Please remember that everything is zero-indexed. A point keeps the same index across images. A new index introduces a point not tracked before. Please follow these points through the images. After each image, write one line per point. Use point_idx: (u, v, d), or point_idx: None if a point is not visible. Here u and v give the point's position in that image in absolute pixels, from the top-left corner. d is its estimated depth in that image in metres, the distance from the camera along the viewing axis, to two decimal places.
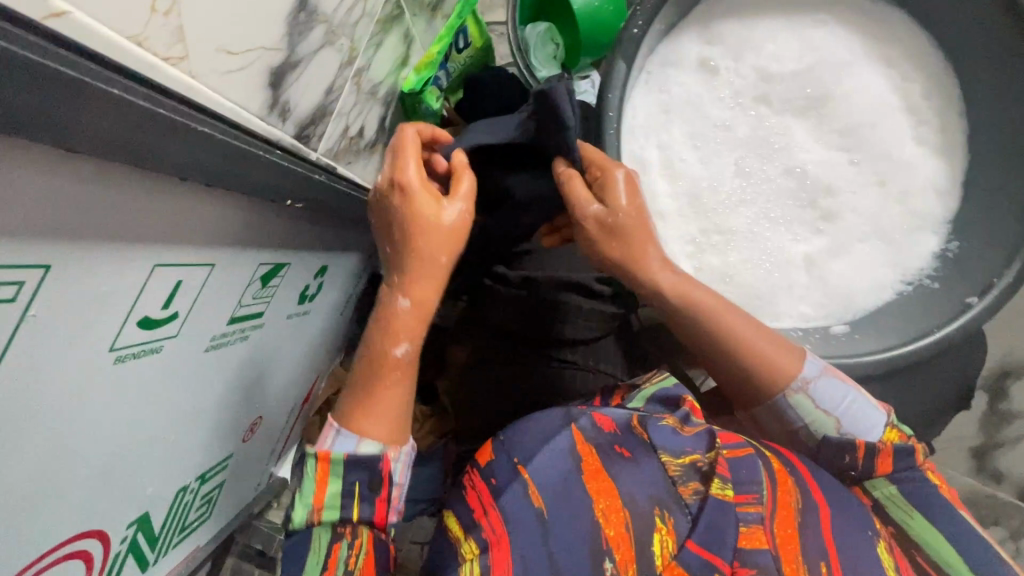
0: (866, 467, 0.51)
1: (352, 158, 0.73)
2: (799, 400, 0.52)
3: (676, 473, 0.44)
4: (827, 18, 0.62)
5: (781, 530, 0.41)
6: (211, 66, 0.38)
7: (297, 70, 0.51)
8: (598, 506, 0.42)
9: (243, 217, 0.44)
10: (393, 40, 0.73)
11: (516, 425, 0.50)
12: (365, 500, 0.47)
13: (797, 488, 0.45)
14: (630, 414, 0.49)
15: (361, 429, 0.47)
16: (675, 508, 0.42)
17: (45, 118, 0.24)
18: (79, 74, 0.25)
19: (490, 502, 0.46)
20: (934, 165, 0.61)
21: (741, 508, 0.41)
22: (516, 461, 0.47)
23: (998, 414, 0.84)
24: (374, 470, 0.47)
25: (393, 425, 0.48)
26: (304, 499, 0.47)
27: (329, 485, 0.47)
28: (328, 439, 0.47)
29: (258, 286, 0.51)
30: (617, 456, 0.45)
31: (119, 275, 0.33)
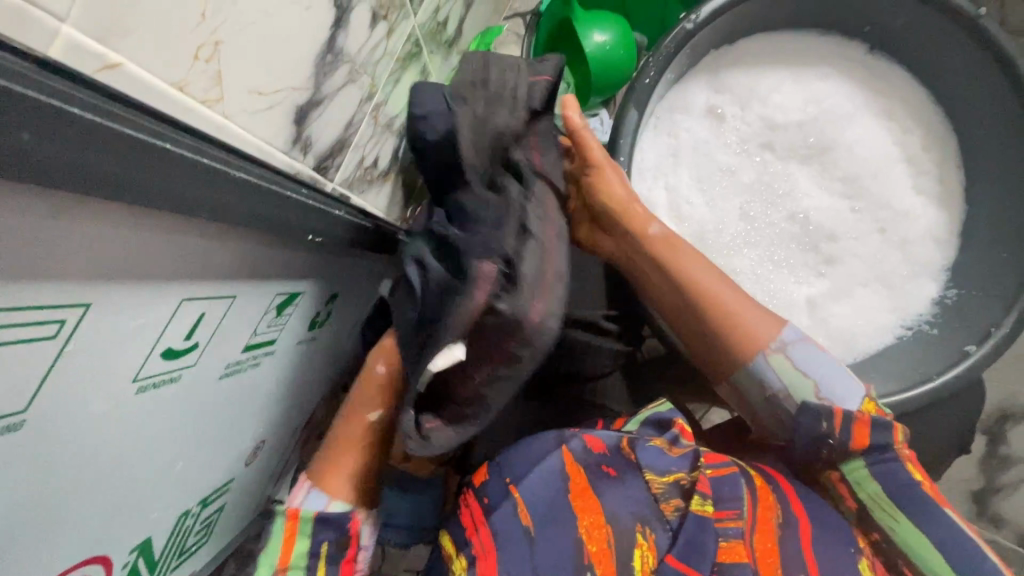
0: (845, 434, 0.48)
1: (366, 187, 0.75)
2: (776, 360, 0.51)
3: (659, 491, 0.46)
4: (831, 71, 0.65)
5: (759, 545, 0.42)
6: (244, 107, 0.40)
7: (321, 107, 0.53)
8: (582, 523, 0.43)
9: (266, 249, 0.45)
10: (410, 76, 0.76)
11: (512, 445, 0.49)
12: (331, 562, 0.49)
13: (779, 505, 0.45)
14: (620, 436, 0.49)
15: (330, 490, 0.51)
16: (656, 525, 0.44)
17: (77, 166, 0.25)
18: (136, 131, 0.28)
19: (483, 519, 0.44)
20: (933, 214, 0.63)
21: (720, 523, 0.42)
22: (508, 480, 0.46)
23: (997, 458, 0.85)
24: (342, 530, 0.49)
25: (361, 485, 0.52)
26: (269, 561, 0.48)
27: (297, 544, 0.48)
28: (297, 500, 0.50)
29: (273, 314, 0.52)
30: (604, 475, 0.46)
31: (149, 308, 0.34)
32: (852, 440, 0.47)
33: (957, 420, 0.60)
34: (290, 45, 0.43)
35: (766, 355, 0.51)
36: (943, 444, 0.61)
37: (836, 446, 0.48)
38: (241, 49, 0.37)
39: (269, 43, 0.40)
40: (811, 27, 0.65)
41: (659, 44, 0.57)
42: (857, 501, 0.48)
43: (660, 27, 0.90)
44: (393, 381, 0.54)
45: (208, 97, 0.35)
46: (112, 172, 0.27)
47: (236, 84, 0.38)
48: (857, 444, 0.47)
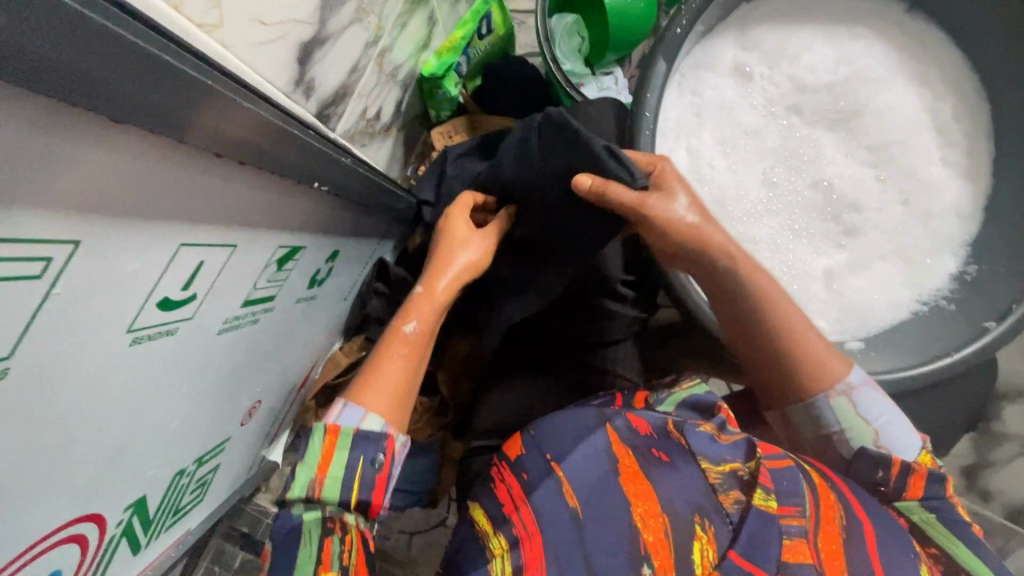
0: (900, 484, 0.46)
1: (368, 139, 0.71)
2: (839, 403, 0.50)
3: (716, 481, 0.42)
4: (864, 32, 0.62)
5: (824, 545, 0.37)
6: (244, 35, 0.36)
7: (325, 46, 0.49)
8: (636, 510, 0.41)
9: (269, 198, 0.42)
10: (417, 22, 0.71)
11: (546, 421, 0.50)
12: (366, 482, 0.43)
13: (840, 504, 0.41)
14: (666, 418, 0.48)
15: (365, 401, 0.45)
16: (715, 517, 0.40)
17: (83, 80, 0.22)
18: (141, 42, 0.24)
19: (522, 497, 0.45)
20: (959, 186, 0.61)
21: (784, 520, 0.38)
22: (550, 458, 0.47)
23: (989, 434, 0.86)
24: (379, 446, 0.44)
25: (394, 401, 0.46)
26: (307, 467, 0.43)
27: (336, 454, 0.43)
28: (338, 410, 0.45)
29: (273, 268, 0.49)
30: (655, 459, 0.44)
31: (146, 253, 0.31)
32: (907, 490, 0.46)
33: (967, 396, 0.60)
34: None
35: (830, 396, 0.50)
36: (952, 421, 0.60)
37: (886, 493, 0.47)
38: None
39: None
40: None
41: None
42: (909, 519, 0.46)
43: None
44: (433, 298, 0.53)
45: (206, 20, 0.32)
46: (122, 91, 0.24)
47: (237, 8, 0.35)
48: (910, 493, 0.46)
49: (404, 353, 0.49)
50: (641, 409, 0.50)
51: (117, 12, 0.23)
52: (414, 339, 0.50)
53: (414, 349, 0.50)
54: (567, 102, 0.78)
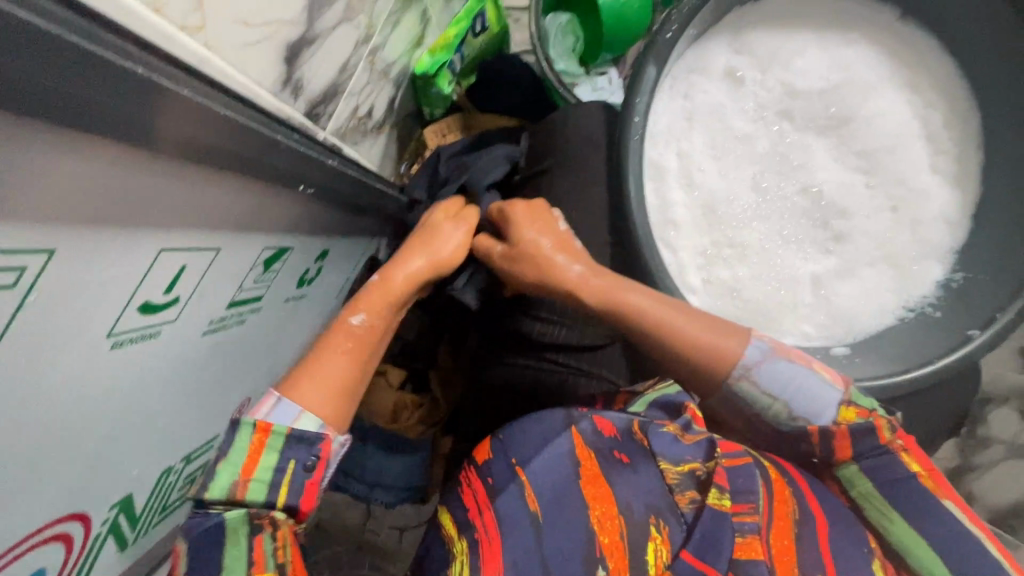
0: (830, 453, 0.48)
1: (360, 138, 0.71)
2: (742, 386, 0.49)
3: (674, 481, 0.44)
4: (857, 37, 0.62)
5: (776, 542, 0.39)
6: (227, 37, 0.36)
7: (314, 46, 0.49)
8: (592, 513, 0.42)
9: (254, 199, 0.42)
10: (409, 20, 0.71)
11: (515, 425, 0.49)
12: (295, 486, 0.42)
13: (794, 499, 0.43)
14: (631, 419, 0.48)
15: (301, 399, 0.43)
16: (670, 517, 0.42)
17: (56, 96, 0.22)
18: (111, 57, 0.24)
19: (486, 502, 0.45)
20: (948, 193, 0.61)
21: (736, 518, 0.40)
22: (514, 462, 0.46)
23: (975, 438, 0.86)
24: (312, 449, 0.42)
25: (332, 396, 0.44)
26: (231, 468, 0.41)
27: (264, 454, 0.41)
28: (263, 410, 0.42)
29: (261, 269, 0.49)
30: (615, 462, 0.45)
31: (127, 259, 0.31)
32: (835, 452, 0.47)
33: (952, 402, 0.60)
34: None
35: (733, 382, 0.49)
36: (936, 427, 0.61)
37: (823, 461, 0.49)
38: None
39: None
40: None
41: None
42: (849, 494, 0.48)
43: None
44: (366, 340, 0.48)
45: (188, 24, 0.32)
46: (98, 105, 0.24)
47: (222, 12, 0.35)
48: (840, 457, 0.47)
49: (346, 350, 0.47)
50: (607, 410, 0.50)
51: (91, 27, 0.24)
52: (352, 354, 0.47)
53: (359, 341, 0.48)
54: (560, 103, 0.78)
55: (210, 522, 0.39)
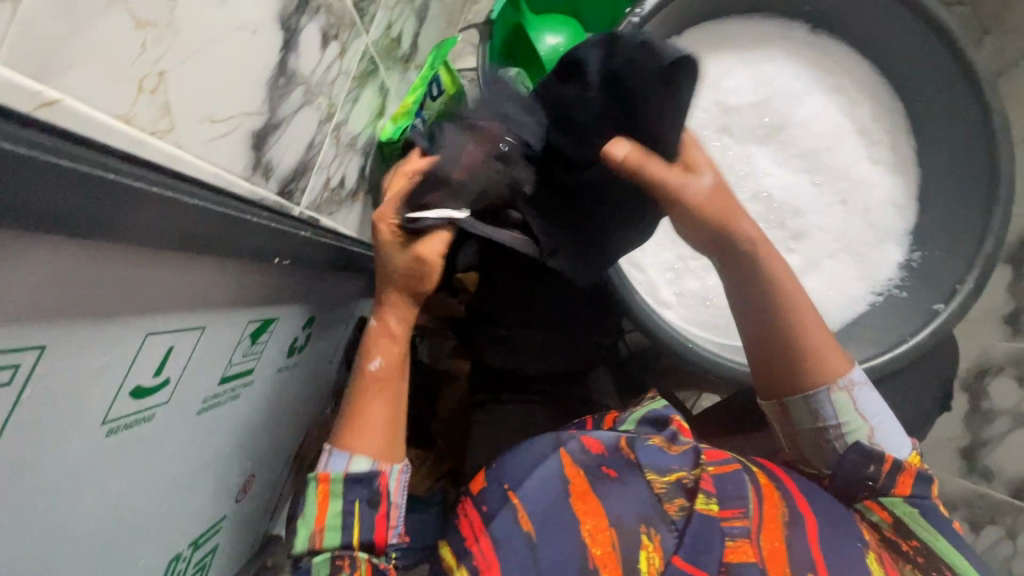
0: (886, 480, 0.52)
1: (335, 207, 0.76)
2: (841, 398, 0.53)
3: (661, 490, 0.44)
4: (778, 52, 0.67)
5: (767, 543, 0.39)
6: (194, 134, 0.40)
7: (278, 131, 0.53)
8: (585, 528, 0.41)
9: (234, 276, 0.45)
10: (368, 94, 0.76)
11: (507, 453, 0.49)
12: (366, 520, 0.51)
13: (784, 501, 0.43)
14: (618, 436, 0.49)
15: (351, 447, 0.52)
16: (660, 524, 0.41)
17: (35, 205, 0.25)
18: (94, 169, 0.28)
19: (480, 528, 0.43)
20: (891, 180, 0.65)
21: (726, 522, 0.40)
22: (507, 486, 0.45)
23: (980, 412, 0.87)
24: (371, 486, 0.51)
25: (379, 446, 0.53)
26: (307, 522, 0.50)
27: (330, 504, 0.50)
28: (321, 463, 0.52)
29: (247, 342, 0.52)
30: (604, 476, 0.45)
31: (115, 346, 0.34)
32: (896, 486, 0.51)
33: (938, 377, 0.62)
34: (240, 71, 0.44)
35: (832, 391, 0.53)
36: (927, 403, 0.62)
37: (875, 488, 0.52)
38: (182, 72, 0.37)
39: (211, 68, 0.40)
40: (754, 12, 0.66)
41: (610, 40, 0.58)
42: (893, 513, 0.51)
43: (611, 23, 0.86)
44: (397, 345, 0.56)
45: (156, 128, 0.35)
46: (78, 207, 0.27)
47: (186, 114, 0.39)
48: (898, 490, 0.51)
49: (378, 397, 0.54)
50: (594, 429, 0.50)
51: (75, 148, 0.27)
52: (387, 368, 0.55)
53: (386, 382, 0.55)
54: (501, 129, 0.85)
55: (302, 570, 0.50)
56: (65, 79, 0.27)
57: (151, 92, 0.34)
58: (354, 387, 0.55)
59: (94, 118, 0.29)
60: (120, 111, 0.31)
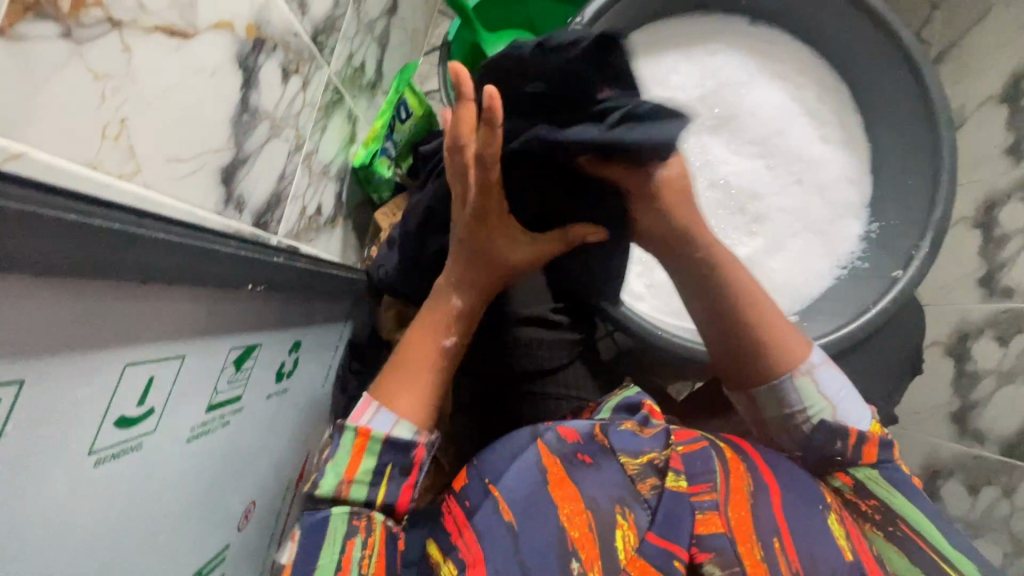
0: (853, 450, 0.53)
1: (313, 234, 0.80)
2: (803, 381, 0.55)
3: (634, 471, 0.47)
4: (722, 46, 0.69)
5: (734, 513, 0.45)
6: (161, 172, 0.42)
7: (246, 164, 0.56)
8: (563, 512, 0.45)
9: (210, 304, 0.47)
10: (336, 123, 0.80)
11: (488, 447, 0.52)
12: (393, 485, 0.54)
13: (750, 473, 0.48)
14: (593, 424, 0.51)
15: (395, 409, 0.56)
16: (634, 504, 0.46)
17: (6, 249, 0.28)
18: (61, 214, 0.30)
19: (465, 522, 0.47)
20: (842, 156, 0.67)
21: (695, 497, 0.45)
22: (487, 481, 0.48)
23: (967, 375, 0.88)
24: (407, 452, 0.55)
25: (421, 409, 0.57)
26: (337, 471, 0.54)
27: (364, 457, 0.54)
28: (366, 418, 0.56)
29: (232, 369, 0.54)
30: (580, 463, 0.48)
31: (94, 378, 0.36)
32: (862, 457, 0.53)
33: (905, 341, 0.64)
34: (202, 111, 0.46)
35: (796, 377, 0.55)
36: (898, 367, 0.64)
37: (844, 461, 0.53)
38: (144, 116, 0.40)
39: (173, 110, 0.43)
40: (693, 10, 0.69)
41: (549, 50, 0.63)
42: (855, 479, 0.53)
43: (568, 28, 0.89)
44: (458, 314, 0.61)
45: (123, 171, 0.38)
46: (46, 249, 0.30)
47: (152, 154, 0.41)
48: (866, 459, 0.53)
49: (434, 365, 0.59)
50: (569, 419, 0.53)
51: (42, 194, 0.29)
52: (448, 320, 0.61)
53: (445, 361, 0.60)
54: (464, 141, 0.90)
55: (317, 517, 0.52)
56: (28, 134, 0.30)
57: (115, 137, 0.37)
58: (419, 330, 0.61)
59: (61, 168, 0.33)
60: (86, 159, 0.35)
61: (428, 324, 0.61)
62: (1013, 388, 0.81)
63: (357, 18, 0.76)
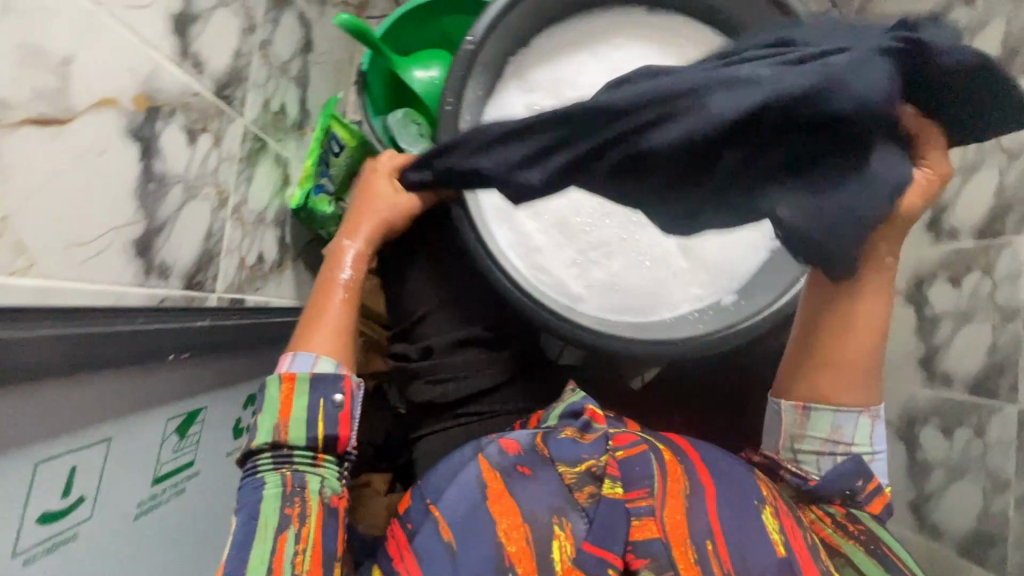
0: (866, 496, 0.57)
1: (258, 283, 0.80)
2: (864, 420, 0.58)
3: (572, 481, 0.51)
4: (623, 40, 0.69)
5: (669, 518, 0.49)
6: (58, 262, 0.44)
7: (163, 231, 0.56)
8: (501, 526, 0.48)
9: (128, 380, 0.49)
10: (263, 170, 0.80)
11: (432, 471, 0.54)
12: (330, 418, 0.56)
13: (686, 476, 0.52)
14: (533, 434, 0.54)
15: (314, 350, 0.59)
16: (572, 513, 0.49)
17: None
18: None
19: (406, 545, 0.50)
20: None
21: (631, 503, 0.49)
22: (428, 501, 0.51)
23: (927, 319, 0.87)
24: (335, 386, 0.57)
25: (334, 345, 0.60)
26: (270, 415, 0.55)
27: (296, 400, 0.55)
28: (288, 365, 0.58)
29: (175, 440, 0.56)
30: (518, 475, 0.51)
31: (6, 482, 0.39)
32: (870, 504, 0.58)
33: None
34: (95, 193, 0.47)
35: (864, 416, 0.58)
36: None
37: (851, 499, 0.58)
38: (24, 212, 0.41)
39: (59, 198, 0.44)
40: (588, 8, 0.69)
41: (447, 73, 0.64)
42: (846, 509, 0.58)
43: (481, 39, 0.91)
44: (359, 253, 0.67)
45: (16, 268, 0.40)
46: None
47: (43, 246, 0.42)
48: (870, 507, 0.58)
49: (340, 299, 0.64)
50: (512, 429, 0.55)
51: None
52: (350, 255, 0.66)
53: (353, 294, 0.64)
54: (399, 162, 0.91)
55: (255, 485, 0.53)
56: None
57: None
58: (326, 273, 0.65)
59: None
60: None
61: (333, 262, 0.66)
62: (971, 327, 0.80)
63: (265, 63, 0.76)
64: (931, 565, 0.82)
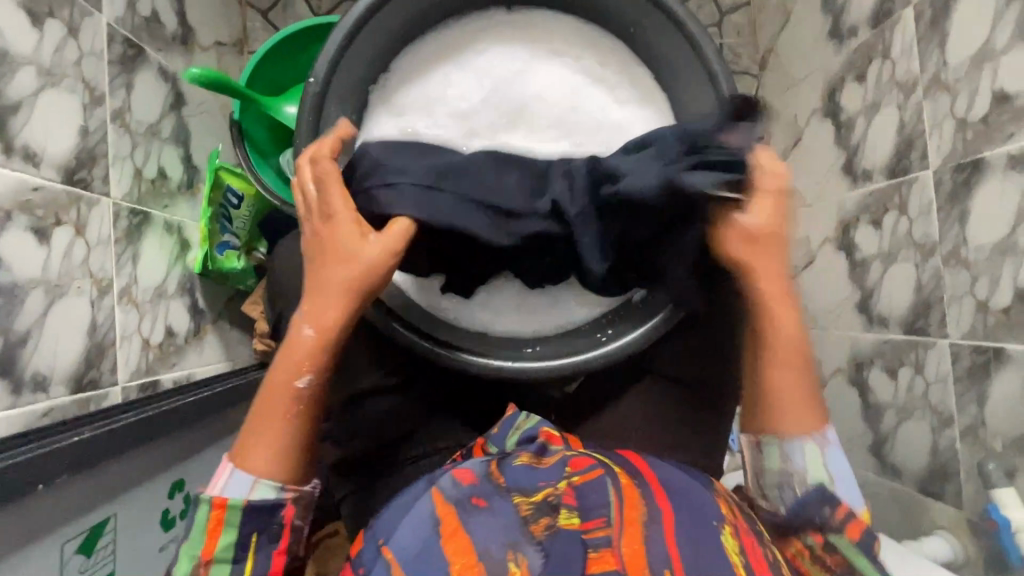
0: (839, 521, 0.51)
1: (171, 360, 0.76)
2: (810, 448, 0.54)
3: (528, 512, 0.46)
4: (487, 43, 0.66)
5: (627, 548, 0.44)
6: None
7: (27, 342, 0.54)
8: (456, 567, 0.43)
9: (3, 516, 0.45)
10: (153, 242, 0.75)
11: (384, 510, 0.50)
12: (261, 554, 0.50)
13: (643, 501, 0.48)
14: (485, 462, 0.51)
15: (250, 468, 0.50)
16: (527, 548, 0.44)
17: None
18: None
19: None
20: (646, 110, 0.64)
21: (589, 534, 0.45)
22: (381, 542, 0.46)
23: (858, 265, 0.89)
24: (276, 511, 0.50)
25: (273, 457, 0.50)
26: (195, 547, 0.49)
27: (219, 538, 0.49)
28: (219, 487, 0.50)
29: (79, 558, 0.52)
30: (472, 507, 0.46)
31: None
32: (847, 531, 0.51)
33: None
34: None
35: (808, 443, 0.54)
36: None
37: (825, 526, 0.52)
38: None
39: None
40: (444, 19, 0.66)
41: (298, 119, 0.60)
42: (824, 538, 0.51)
43: None
44: (323, 337, 0.52)
45: None
46: None
47: None
48: (850, 534, 0.51)
49: (272, 415, 0.51)
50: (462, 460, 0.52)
51: None
52: (312, 343, 0.52)
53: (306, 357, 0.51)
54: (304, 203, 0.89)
55: None
56: None
57: None
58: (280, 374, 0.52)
59: None
60: None
61: (292, 357, 0.52)
62: (892, 265, 0.82)
63: (126, 131, 0.71)
64: (897, 505, 0.83)
